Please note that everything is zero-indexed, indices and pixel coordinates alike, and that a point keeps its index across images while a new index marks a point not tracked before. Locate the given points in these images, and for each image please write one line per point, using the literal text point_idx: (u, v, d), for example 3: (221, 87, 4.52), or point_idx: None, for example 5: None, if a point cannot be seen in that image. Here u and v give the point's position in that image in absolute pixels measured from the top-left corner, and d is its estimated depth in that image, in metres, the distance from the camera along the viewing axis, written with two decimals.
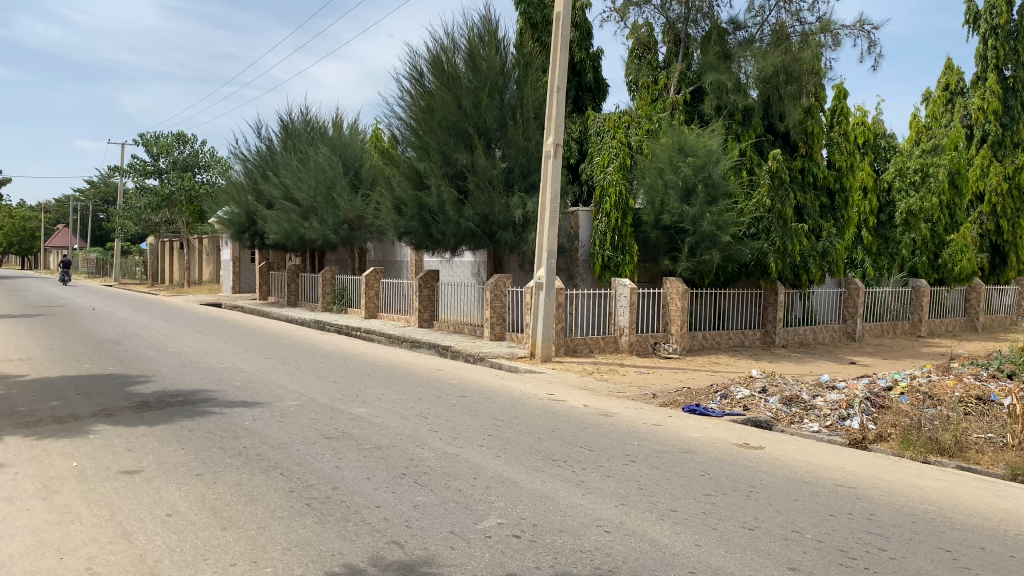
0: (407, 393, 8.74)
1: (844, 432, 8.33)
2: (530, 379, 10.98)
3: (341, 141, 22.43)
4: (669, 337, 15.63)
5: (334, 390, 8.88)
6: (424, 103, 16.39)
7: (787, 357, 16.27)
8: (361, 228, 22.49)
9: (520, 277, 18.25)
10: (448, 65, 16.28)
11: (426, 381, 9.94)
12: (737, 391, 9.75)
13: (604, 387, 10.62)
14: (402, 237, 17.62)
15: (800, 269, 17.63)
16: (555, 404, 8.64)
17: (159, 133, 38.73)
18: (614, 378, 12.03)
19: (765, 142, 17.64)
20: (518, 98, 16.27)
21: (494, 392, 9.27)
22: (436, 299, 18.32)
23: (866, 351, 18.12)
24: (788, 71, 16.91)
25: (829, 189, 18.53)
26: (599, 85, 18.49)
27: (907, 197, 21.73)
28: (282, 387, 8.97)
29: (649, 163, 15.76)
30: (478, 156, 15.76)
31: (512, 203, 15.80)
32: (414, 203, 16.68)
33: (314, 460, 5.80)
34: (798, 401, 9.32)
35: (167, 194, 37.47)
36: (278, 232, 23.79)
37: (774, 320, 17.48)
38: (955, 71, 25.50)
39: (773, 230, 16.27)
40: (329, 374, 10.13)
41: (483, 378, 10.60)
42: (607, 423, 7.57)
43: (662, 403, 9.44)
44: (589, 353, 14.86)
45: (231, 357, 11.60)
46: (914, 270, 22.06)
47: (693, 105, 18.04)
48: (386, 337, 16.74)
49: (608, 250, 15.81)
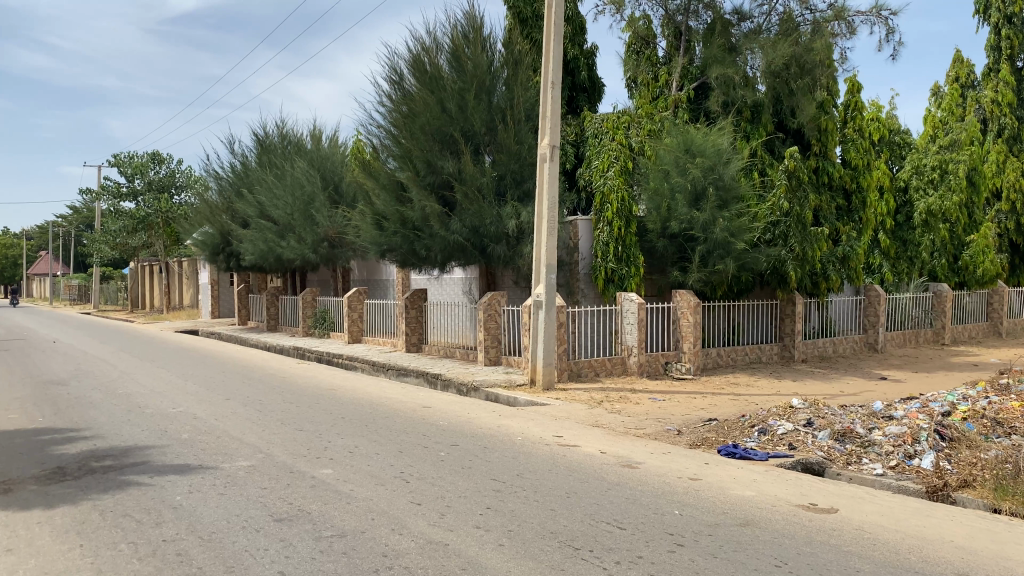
0: (386, 445, 7.23)
1: (917, 476, 6.88)
2: (531, 415, 9.45)
3: (319, 154, 20.99)
4: (681, 356, 14.18)
5: (300, 443, 7.35)
6: (404, 107, 14.92)
7: (811, 375, 14.80)
8: (342, 245, 20.99)
9: (516, 295, 16.74)
10: (430, 66, 14.86)
11: (410, 424, 8.42)
12: (777, 425, 8.27)
13: (618, 422, 9.11)
14: (384, 256, 16.13)
15: (819, 277, 16.25)
16: (567, 452, 7.13)
17: (132, 154, 37.24)
18: (626, 408, 10.54)
19: (777, 140, 16.27)
20: (508, 99, 14.86)
21: (490, 437, 7.77)
22: (425, 321, 16.82)
23: (892, 364, 16.66)
24: (800, 61, 15.63)
25: (846, 189, 17.23)
26: (594, 84, 17.14)
27: (926, 196, 20.36)
28: (237, 441, 7.41)
29: (653, 166, 14.44)
30: (467, 163, 14.33)
31: (505, 213, 14.30)
32: (397, 217, 15.21)
33: (253, 562, 4.28)
34: (853, 435, 7.86)
35: (142, 216, 35.83)
36: (254, 253, 22.30)
37: (793, 333, 16.03)
38: (964, 63, 24.36)
39: (792, 235, 14.77)
40: (296, 419, 8.60)
41: (477, 417, 9.09)
42: (633, 481, 6.08)
43: (691, 443, 7.98)
44: (594, 377, 13.37)
45: (188, 399, 10.03)
46: (935, 274, 20.69)
47: (696, 103, 16.64)
48: (369, 365, 15.21)
49: (611, 262, 14.34)
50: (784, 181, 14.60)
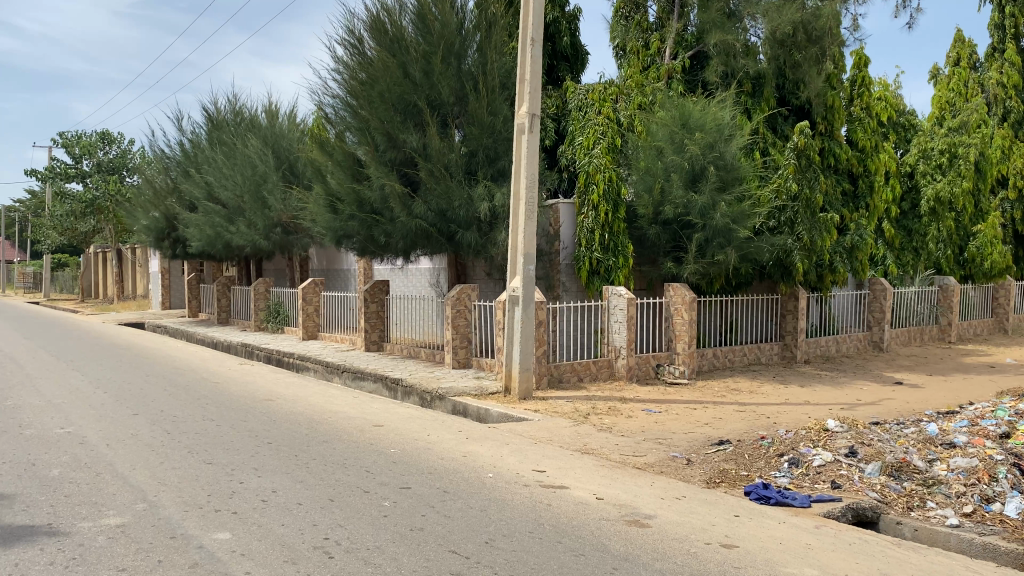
0: (315, 489, 5.48)
1: (1005, 529, 5.25)
2: (505, 436, 7.72)
3: (273, 131, 19.10)
4: (674, 359, 12.56)
5: (200, 486, 5.56)
6: (363, 73, 13.09)
7: (818, 378, 13.23)
8: (298, 231, 19.22)
9: (488, 287, 14.99)
10: (392, 26, 13.00)
11: (353, 452, 6.67)
12: (813, 455, 6.63)
13: (612, 447, 7.44)
14: (341, 243, 14.32)
15: (824, 268, 14.60)
16: (552, 499, 5.41)
17: (81, 133, 35.06)
18: (618, 424, 8.89)
19: (779, 117, 14.67)
20: (480, 65, 13.09)
21: (453, 473, 6.04)
22: (387, 317, 15.04)
23: (902, 365, 15.18)
24: (807, 29, 13.99)
25: (851, 173, 15.77)
26: (577, 52, 15.42)
27: (934, 182, 18.88)
28: (117, 484, 5.62)
29: (644, 143, 12.85)
30: (433, 137, 12.55)
31: (476, 194, 12.52)
32: (352, 199, 13.37)
33: None
34: (910, 471, 6.24)
35: (90, 199, 33.55)
36: (200, 239, 20.40)
37: (795, 332, 14.49)
38: (965, 43, 23.09)
39: (799, 222, 13.10)
40: (211, 446, 6.83)
41: (438, 440, 7.35)
42: (646, 551, 4.39)
43: (708, 480, 6.31)
44: (578, 382, 11.67)
45: (85, 415, 8.20)
46: (940, 266, 19.31)
47: (692, 75, 15.06)
48: (323, 367, 13.43)
49: (597, 251, 12.63)
50: (792, 160, 12.98)
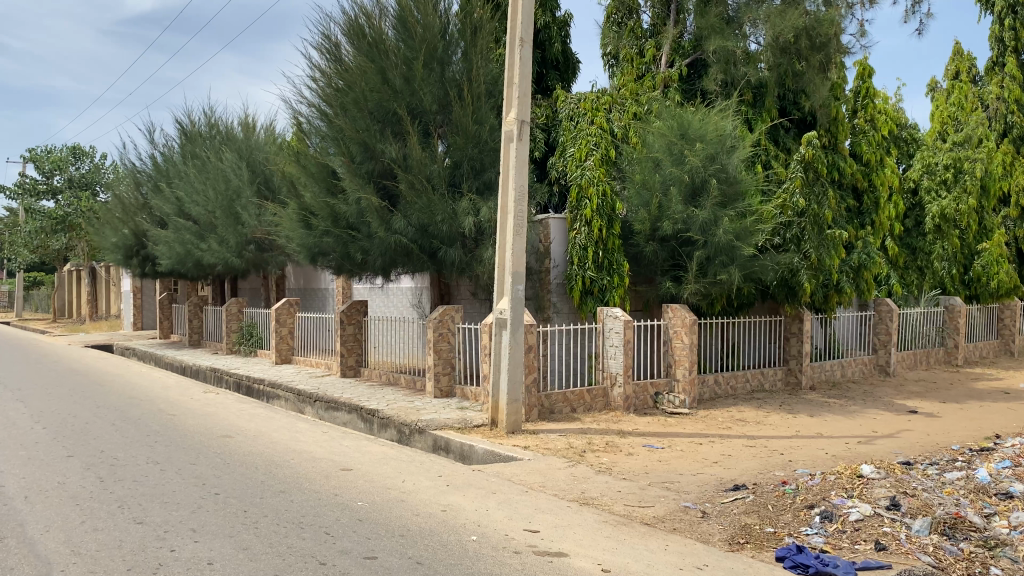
0: (260, 561, 4.50)
1: None
2: (492, 482, 6.76)
3: (247, 144, 18.17)
4: (673, 386, 11.65)
5: (119, 557, 4.56)
6: (339, 79, 12.19)
7: (826, 406, 12.37)
8: (273, 249, 18.27)
9: (474, 308, 14.04)
10: (371, 29, 12.10)
11: (314, 507, 5.69)
12: (850, 507, 5.68)
13: (614, 495, 6.50)
14: (316, 261, 13.34)
15: (830, 288, 13.67)
16: (549, 572, 4.46)
17: (51, 147, 34.06)
18: (618, 465, 7.94)
19: (781, 128, 13.92)
20: (465, 71, 12.22)
21: (430, 536, 5.07)
22: (365, 340, 14.06)
23: (912, 391, 14.35)
24: (810, 36, 13.23)
25: (855, 188, 15.01)
26: (568, 61, 14.64)
27: (938, 198, 18.15)
28: (18, 554, 4.60)
29: (640, 155, 12.00)
30: (414, 147, 11.65)
31: (461, 208, 11.62)
32: (326, 213, 12.43)
33: None
34: (966, 528, 5.30)
35: (61, 216, 32.50)
36: (169, 257, 19.36)
37: (799, 356, 13.61)
38: (965, 57, 22.82)
39: (806, 239, 12.24)
40: (147, 499, 5.82)
41: (415, 489, 6.38)
42: None
43: (730, 541, 5.35)
44: (571, 412, 10.73)
45: (11, 458, 7.15)
46: (944, 286, 18.60)
47: (689, 83, 14.30)
48: (295, 395, 12.42)
49: (590, 270, 11.74)
50: (799, 173, 12.16)
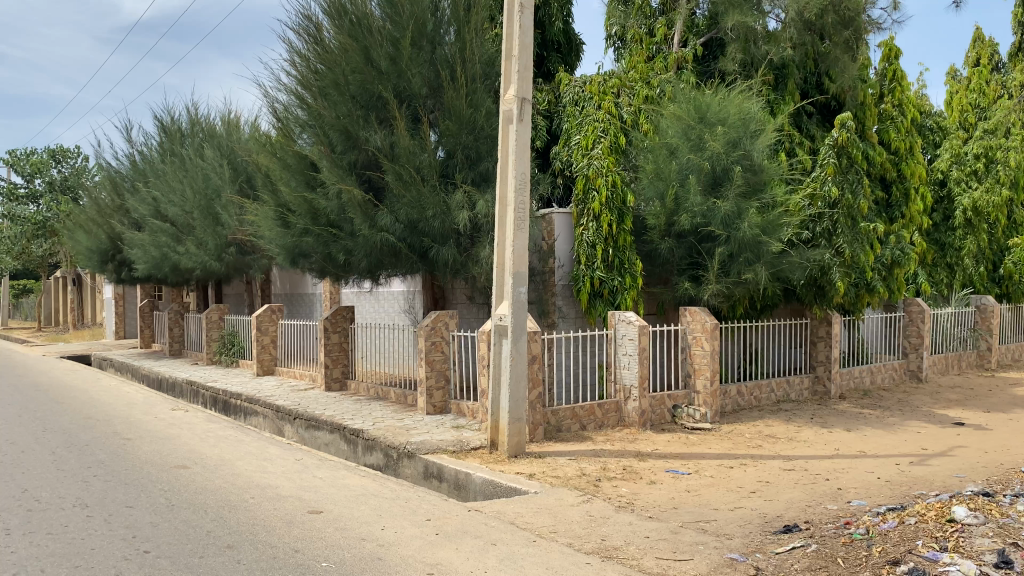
0: None
1: None
2: (493, 528, 5.53)
3: (228, 140, 16.99)
4: (693, 398, 10.45)
5: None
6: (320, 61, 10.97)
7: (862, 418, 11.17)
8: (256, 251, 17.07)
9: (471, 313, 12.81)
10: (353, 5, 10.88)
11: (265, 572, 4.47)
12: (950, 564, 4.43)
13: (642, 544, 5.26)
14: (296, 263, 12.15)
15: (861, 287, 12.45)
16: None
17: (31, 150, 32.99)
18: (641, 498, 6.71)
19: (804, 113, 12.76)
20: (458, 51, 11.01)
21: None
22: (351, 349, 12.84)
23: (950, 398, 13.15)
24: (837, 10, 12.05)
25: (884, 179, 13.85)
26: (571, 42, 13.49)
27: (969, 190, 16.93)
28: None
29: (653, 142, 10.80)
30: (401, 134, 10.45)
31: (454, 201, 10.44)
32: (305, 210, 11.23)
33: None
34: None
35: (40, 220, 31.44)
36: (145, 261, 18.17)
37: (828, 362, 12.41)
38: (986, 42, 21.66)
39: (840, 233, 11.04)
40: (54, 562, 4.59)
41: (397, 540, 5.16)
42: None
43: None
44: (580, 429, 9.52)
45: None
46: (974, 285, 17.41)
47: (704, 65, 13.13)
48: (273, 411, 11.21)
49: (600, 269, 10.51)
50: (831, 159, 10.99)
